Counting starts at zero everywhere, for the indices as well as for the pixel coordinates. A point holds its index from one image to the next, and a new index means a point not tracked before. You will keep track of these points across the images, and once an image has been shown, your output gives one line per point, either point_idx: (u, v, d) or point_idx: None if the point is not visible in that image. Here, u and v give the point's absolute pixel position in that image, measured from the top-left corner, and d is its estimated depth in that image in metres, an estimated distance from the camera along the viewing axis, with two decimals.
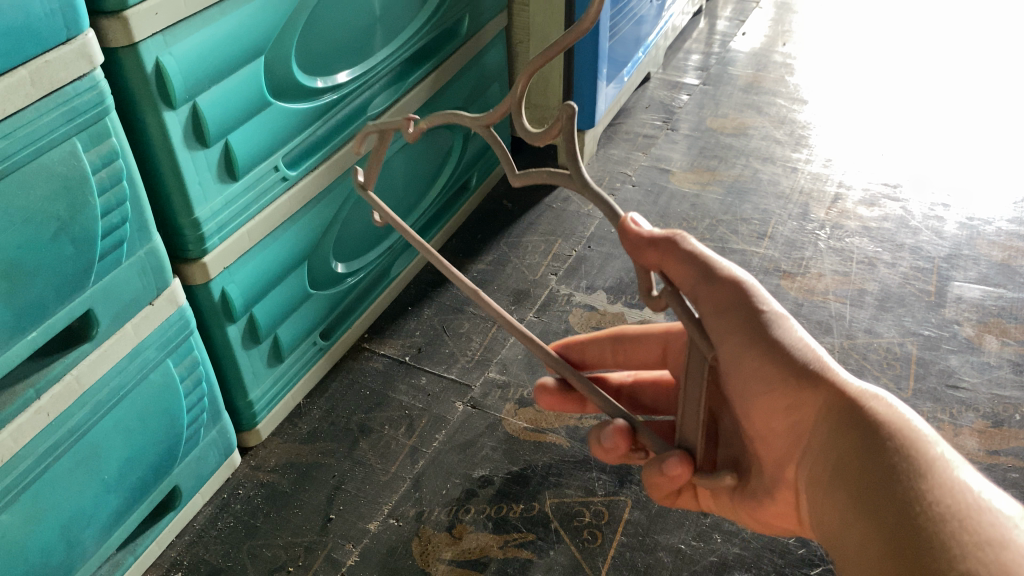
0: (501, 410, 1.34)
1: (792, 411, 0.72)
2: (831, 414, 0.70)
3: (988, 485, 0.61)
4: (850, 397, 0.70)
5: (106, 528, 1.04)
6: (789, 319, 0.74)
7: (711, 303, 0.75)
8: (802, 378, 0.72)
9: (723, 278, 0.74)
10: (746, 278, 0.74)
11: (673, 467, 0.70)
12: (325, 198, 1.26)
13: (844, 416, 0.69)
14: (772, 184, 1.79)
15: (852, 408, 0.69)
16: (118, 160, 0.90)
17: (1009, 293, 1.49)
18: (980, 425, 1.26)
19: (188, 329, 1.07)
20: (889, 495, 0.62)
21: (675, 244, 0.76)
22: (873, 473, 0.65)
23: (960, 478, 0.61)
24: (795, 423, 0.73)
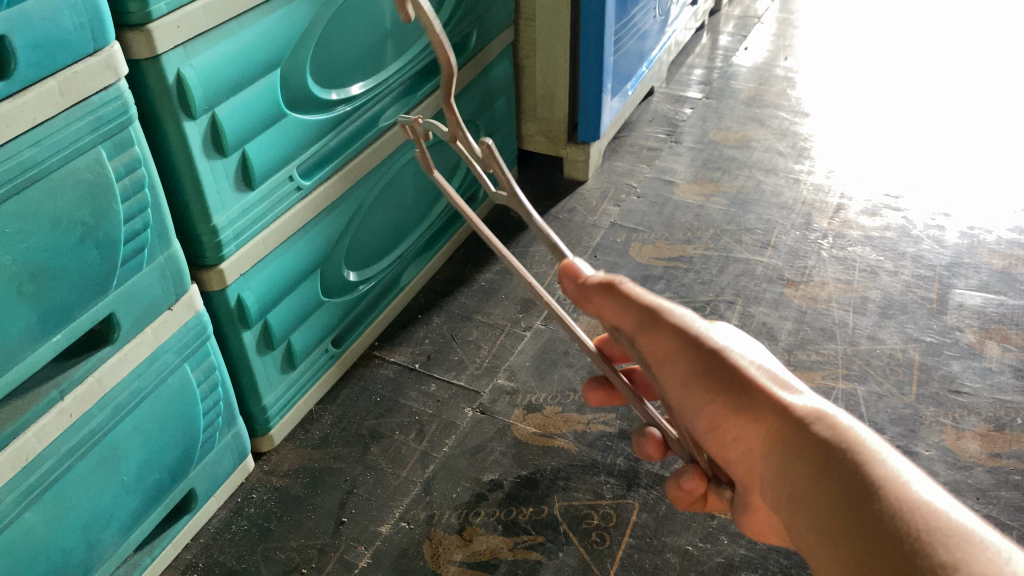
0: (510, 415, 1.36)
1: (745, 443, 0.69)
2: (778, 443, 0.67)
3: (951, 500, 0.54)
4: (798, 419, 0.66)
5: (124, 529, 1.06)
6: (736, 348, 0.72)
7: (654, 349, 0.74)
8: (748, 406, 0.69)
9: (657, 319, 0.74)
10: (685, 317, 0.73)
11: (688, 480, 0.74)
12: (338, 207, 1.29)
13: (787, 442, 0.66)
14: (775, 195, 1.81)
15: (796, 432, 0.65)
16: (140, 168, 0.93)
17: (1010, 300, 1.51)
18: (982, 429, 1.28)
19: (205, 334, 1.10)
20: (839, 518, 0.58)
21: (614, 290, 0.76)
22: (819, 495, 0.60)
23: (915, 492, 0.55)
24: (747, 456, 0.69)
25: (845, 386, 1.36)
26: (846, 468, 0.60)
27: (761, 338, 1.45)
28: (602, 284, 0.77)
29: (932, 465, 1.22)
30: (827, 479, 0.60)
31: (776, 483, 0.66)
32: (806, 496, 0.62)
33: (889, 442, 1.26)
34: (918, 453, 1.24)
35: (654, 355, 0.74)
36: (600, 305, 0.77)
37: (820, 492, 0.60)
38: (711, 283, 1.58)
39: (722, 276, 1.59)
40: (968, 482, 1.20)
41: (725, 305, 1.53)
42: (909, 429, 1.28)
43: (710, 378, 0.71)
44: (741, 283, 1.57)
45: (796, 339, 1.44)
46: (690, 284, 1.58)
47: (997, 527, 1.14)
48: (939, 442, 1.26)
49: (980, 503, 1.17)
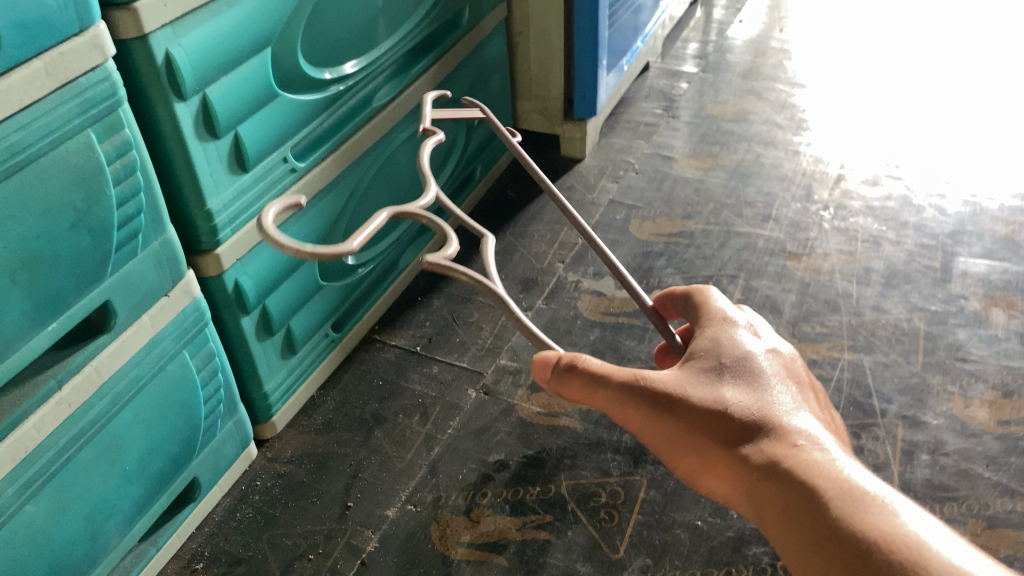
0: (513, 396, 1.35)
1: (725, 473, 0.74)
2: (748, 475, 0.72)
3: (915, 517, 0.61)
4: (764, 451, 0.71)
5: (128, 519, 1.05)
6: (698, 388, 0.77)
7: (636, 417, 0.79)
8: (720, 451, 0.74)
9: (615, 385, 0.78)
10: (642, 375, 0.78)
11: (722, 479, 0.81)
12: (334, 189, 1.27)
13: (762, 484, 0.70)
14: (774, 167, 1.79)
15: (768, 472, 0.70)
16: (131, 151, 0.91)
17: (1015, 266, 1.49)
18: (990, 396, 1.27)
19: (203, 321, 1.08)
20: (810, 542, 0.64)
21: (581, 373, 0.80)
22: (799, 519, 0.66)
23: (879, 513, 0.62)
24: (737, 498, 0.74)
25: (851, 357, 1.34)
26: (820, 506, 0.64)
27: (765, 311, 1.44)
28: (568, 369, 0.80)
29: (941, 433, 1.21)
30: (809, 524, 0.64)
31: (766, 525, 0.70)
32: (787, 519, 0.67)
33: (896, 412, 1.25)
34: (926, 422, 1.23)
35: (630, 416, 0.79)
36: (567, 386, 0.81)
37: (806, 538, 0.64)
38: (713, 258, 1.57)
39: (724, 251, 1.58)
40: (978, 450, 1.19)
41: (727, 280, 1.51)
42: (917, 398, 1.27)
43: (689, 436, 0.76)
44: (743, 257, 1.56)
45: (800, 312, 1.43)
46: (691, 259, 1.57)
47: (1009, 494, 1.13)
48: (947, 410, 1.25)
49: (990, 470, 1.16)
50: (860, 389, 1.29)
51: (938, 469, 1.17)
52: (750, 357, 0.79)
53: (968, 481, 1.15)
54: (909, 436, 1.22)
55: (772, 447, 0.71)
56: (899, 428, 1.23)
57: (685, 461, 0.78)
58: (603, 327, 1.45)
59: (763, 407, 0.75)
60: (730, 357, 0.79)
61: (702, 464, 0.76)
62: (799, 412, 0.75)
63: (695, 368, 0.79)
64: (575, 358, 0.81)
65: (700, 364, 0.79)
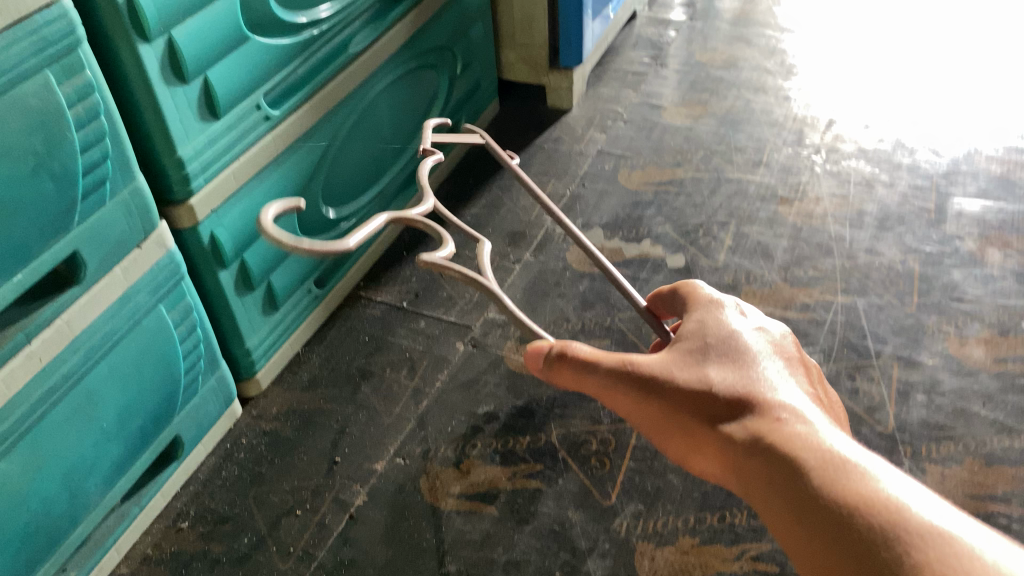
0: (502, 347, 1.33)
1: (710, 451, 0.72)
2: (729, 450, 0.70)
3: (886, 474, 0.58)
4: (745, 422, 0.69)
5: (109, 478, 1.02)
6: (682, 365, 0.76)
7: (628, 400, 0.78)
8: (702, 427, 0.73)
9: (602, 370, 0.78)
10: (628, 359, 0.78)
11: None
12: (311, 139, 1.23)
13: (742, 458, 0.67)
14: (765, 113, 1.76)
15: (750, 446, 0.67)
16: (93, 94, 0.87)
17: (1010, 205, 1.47)
18: (986, 335, 1.25)
19: (180, 274, 1.05)
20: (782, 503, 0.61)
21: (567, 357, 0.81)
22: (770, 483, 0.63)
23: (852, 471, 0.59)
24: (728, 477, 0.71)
25: (845, 300, 1.32)
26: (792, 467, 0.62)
27: (757, 257, 1.41)
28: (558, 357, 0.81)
29: (937, 373, 1.19)
30: (784, 492, 0.61)
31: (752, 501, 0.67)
32: (761, 485, 0.64)
33: (891, 353, 1.23)
34: (922, 362, 1.21)
35: (620, 400, 0.79)
36: (560, 374, 0.82)
37: (773, 498, 0.62)
38: (703, 205, 1.54)
39: (715, 198, 1.55)
40: (974, 388, 1.17)
41: (718, 226, 1.49)
42: (912, 338, 1.25)
43: (676, 415, 0.74)
44: (734, 203, 1.53)
45: (793, 257, 1.40)
46: (681, 207, 1.54)
47: (1005, 431, 1.12)
48: (943, 349, 1.23)
49: (987, 407, 1.15)
50: (854, 331, 1.27)
51: (933, 408, 1.15)
52: (737, 335, 0.77)
53: (964, 420, 1.13)
54: (905, 377, 1.20)
55: (748, 417, 0.70)
56: (895, 368, 1.21)
57: (673, 444, 0.77)
58: (593, 277, 1.42)
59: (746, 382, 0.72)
60: (718, 338, 0.77)
61: (693, 442, 0.74)
62: (783, 383, 0.73)
63: (685, 349, 0.77)
64: (563, 347, 0.81)
65: (686, 346, 0.78)
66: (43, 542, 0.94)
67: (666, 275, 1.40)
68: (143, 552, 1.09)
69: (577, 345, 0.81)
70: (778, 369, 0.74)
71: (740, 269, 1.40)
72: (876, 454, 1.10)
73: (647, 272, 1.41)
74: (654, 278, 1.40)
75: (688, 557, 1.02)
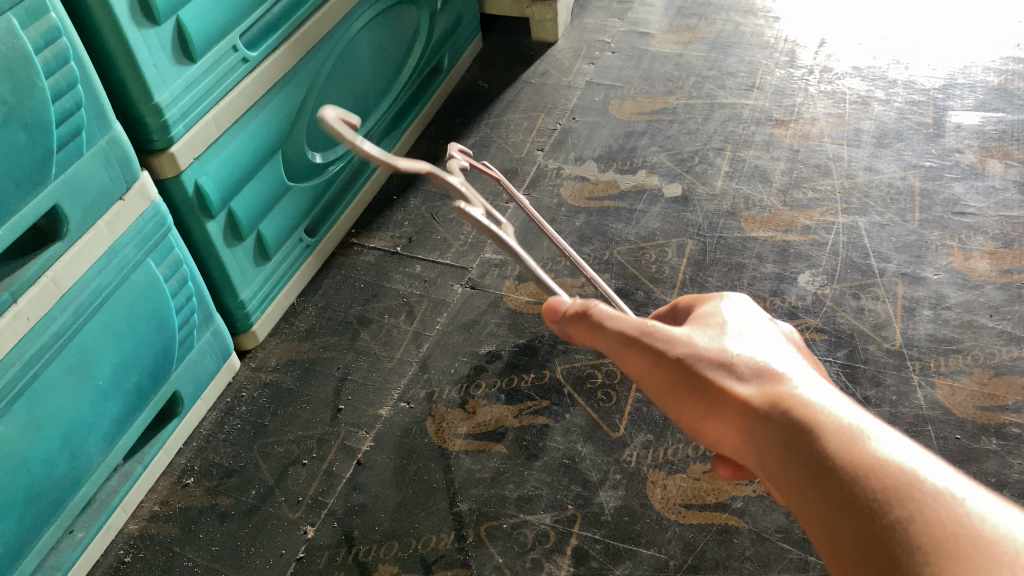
0: (501, 287, 1.30)
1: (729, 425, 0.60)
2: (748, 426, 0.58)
3: (927, 458, 0.47)
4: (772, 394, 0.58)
5: (108, 438, 1.00)
6: (704, 337, 0.65)
7: (636, 364, 0.68)
8: (721, 401, 0.61)
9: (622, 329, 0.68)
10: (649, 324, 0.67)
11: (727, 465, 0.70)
12: (291, 82, 1.18)
13: (757, 428, 0.57)
14: (755, 36, 1.72)
15: (767, 416, 0.57)
16: (61, 38, 0.82)
17: (1010, 116, 1.44)
18: (991, 247, 1.23)
19: (166, 226, 1.02)
20: (808, 489, 0.50)
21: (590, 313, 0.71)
22: (796, 465, 0.52)
23: (892, 451, 0.48)
24: (739, 454, 0.61)
25: (845, 220, 1.30)
26: (819, 443, 0.51)
27: (755, 182, 1.39)
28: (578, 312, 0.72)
29: (941, 288, 1.18)
30: (800, 463, 0.52)
31: (765, 479, 0.57)
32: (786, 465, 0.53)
33: (895, 270, 1.21)
34: (926, 278, 1.20)
35: (635, 368, 0.68)
36: (579, 329, 0.73)
37: (797, 476, 0.52)
38: (697, 132, 1.50)
39: (709, 124, 1.52)
40: (980, 301, 1.16)
41: (714, 153, 1.46)
42: (915, 255, 1.23)
43: (681, 382, 0.64)
44: (729, 129, 1.50)
45: (791, 179, 1.38)
46: (675, 136, 1.51)
47: (1014, 341, 1.11)
48: (947, 264, 1.21)
49: (994, 319, 1.13)
50: (857, 251, 1.25)
51: (940, 322, 1.14)
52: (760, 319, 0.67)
53: (972, 332, 1.12)
54: (910, 293, 1.18)
55: (772, 388, 0.59)
56: (899, 286, 1.19)
57: (686, 417, 0.65)
58: (589, 211, 1.39)
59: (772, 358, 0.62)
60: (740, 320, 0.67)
61: (697, 414, 0.64)
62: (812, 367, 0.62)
63: (702, 324, 0.68)
64: (586, 305, 0.72)
65: (708, 324, 0.67)
66: (47, 505, 0.92)
67: (663, 205, 1.38)
68: (150, 509, 1.07)
69: (601, 304, 0.71)
70: (798, 352, 0.64)
71: (738, 194, 1.37)
72: (885, 370, 1.09)
73: (643, 204, 1.39)
74: (651, 210, 1.37)
75: (700, 483, 1.01)
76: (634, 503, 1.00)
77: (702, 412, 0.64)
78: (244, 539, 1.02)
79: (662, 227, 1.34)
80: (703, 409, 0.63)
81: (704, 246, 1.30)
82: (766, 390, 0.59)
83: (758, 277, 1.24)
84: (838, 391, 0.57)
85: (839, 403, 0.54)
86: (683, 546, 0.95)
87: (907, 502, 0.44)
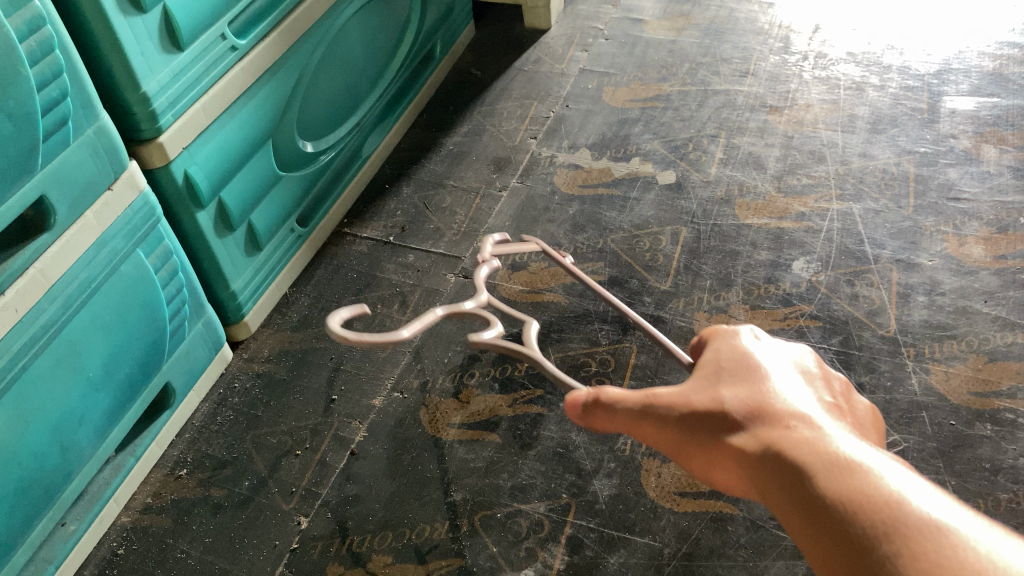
0: (494, 276, 1.29)
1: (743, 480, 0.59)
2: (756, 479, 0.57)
3: (924, 492, 0.46)
4: (768, 440, 0.56)
5: (100, 430, 1.00)
6: (699, 390, 0.63)
7: (649, 434, 0.66)
8: (725, 455, 0.60)
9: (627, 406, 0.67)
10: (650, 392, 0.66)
11: None
12: (281, 70, 1.17)
13: (761, 478, 0.56)
14: (750, 22, 1.71)
15: (768, 465, 0.55)
16: (45, 26, 0.81)
17: (1005, 101, 1.43)
18: (985, 233, 1.22)
19: (155, 216, 1.01)
20: (813, 547, 0.49)
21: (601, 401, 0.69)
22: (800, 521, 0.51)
23: (892, 489, 0.47)
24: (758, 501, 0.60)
25: (840, 206, 1.29)
26: (815, 494, 0.50)
27: (749, 169, 1.38)
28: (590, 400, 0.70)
29: (936, 274, 1.18)
30: (802, 511, 0.51)
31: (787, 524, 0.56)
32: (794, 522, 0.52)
33: (890, 257, 1.21)
34: (921, 264, 1.19)
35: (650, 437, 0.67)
36: (597, 423, 0.70)
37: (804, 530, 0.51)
38: (691, 120, 1.50)
39: (702, 111, 1.51)
40: (975, 287, 1.15)
41: (708, 140, 1.45)
42: (910, 241, 1.23)
43: (692, 443, 0.63)
44: (723, 115, 1.49)
45: (785, 166, 1.37)
46: (669, 123, 1.50)
47: (1008, 327, 1.10)
48: (942, 250, 1.21)
49: (989, 305, 1.13)
50: (851, 237, 1.25)
51: (935, 309, 1.13)
52: (752, 349, 0.64)
53: (966, 318, 1.12)
54: (904, 280, 1.18)
55: (766, 431, 0.57)
56: (894, 272, 1.19)
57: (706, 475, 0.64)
58: (583, 199, 1.38)
59: (765, 394, 0.60)
60: (732, 355, 0.64)
61: (711, 465, 0.62)
62: (810, 392, 0.60)
63: (698, 369, 0.66)
64: (596, 393, 0.69)
65: (701, 371, 0.65)
66: (38, 497, 0.92)
67: (657, 192, 1.37)
68: (143, 501, 1.07)
69: (608, 389, 0.69)
70: (799, 376, 0.61)
71: (732, 181, 1.37)
72: (879, 357, 1.09)
73: (637, 192, 1.38)
74: (644, 198, 1.37)
75: None
76: (629, 491, 1.00)
77: (716, 463, 0.62)
78: (238, 531, 1.02)
79: (656, 215, 1.34)
80: (712, 459, 0.61)
81: (698, 233, 1.30)
82: (760, 437, 0.57)
83: (752, 264, 1.23)
84: (835, 426, 0.55)
85: (836, 441, 0.53)
86: (678, 535, 0.95)
87: (894, 538, 0.44)
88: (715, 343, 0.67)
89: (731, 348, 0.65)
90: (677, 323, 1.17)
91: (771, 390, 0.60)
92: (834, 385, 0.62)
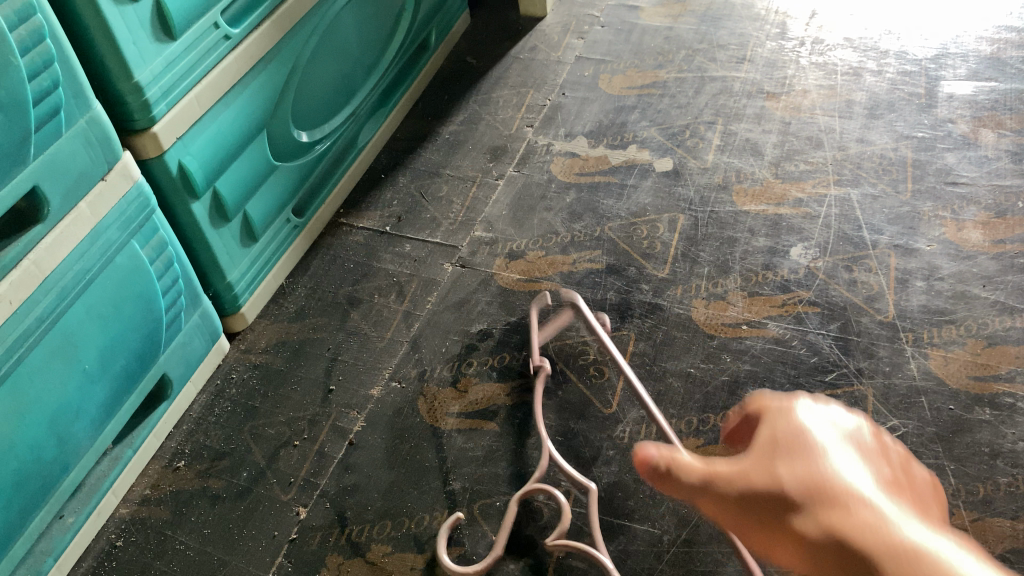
0: (491, 265, 1.29)
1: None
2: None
3: None
4: (835, 535, 0.48)
5: (97, 422, 0.99)
6: (757, 468, 0.54)
7: (713, 512, 0.58)
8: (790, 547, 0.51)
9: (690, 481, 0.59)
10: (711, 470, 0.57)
11: None
12: (275, 59, 1.16)
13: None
14: (746, 8, 1.70)
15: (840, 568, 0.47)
16: (35, 15, 0.80)
17: (1002, 85, 1.43)
18: (984, 217, 1.22)
19: (150, 207, 1.00)
20: None
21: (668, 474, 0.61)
22: None
23: None
24: None
25: (838, 192, 1.29)
26: None
27: (746, 155, 1.38)
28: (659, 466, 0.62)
29: (934, 259, 1.17)
30: None
31: None
32: None
33: (888, 242, 1.21)
34: (919, 249, 1.19)
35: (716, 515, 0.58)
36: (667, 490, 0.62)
37: None
38: (688, 106, 1.49)
39: (699, 97, 1.50)
40: (973, 271, 1.15)
41: (705, 126, 1.44)
42: (908, 227, 1.22)
43: (753, 528, 0.54)
44: (720, 102, 1.49)
45: (782, 152, 1.37)
46: (666, 110, 1.49)
47: (1007, 312, 1.10)
48: (940, 235, 1.21)
49: (987, 289, 1.13)
50: (849, 223, 1.24)
51: (933, 294, 1.13)
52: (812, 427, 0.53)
53: (964, 303, 1.12)
54: (903, 265, 1.17)
55: (834, 524, 0.48)
56: (892, 258, 1.18)
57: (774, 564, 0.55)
58: (580, 187, 1.38)
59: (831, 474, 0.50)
60: (794, 428, 0.54)
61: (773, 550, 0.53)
62: (881, 472, 0.50)
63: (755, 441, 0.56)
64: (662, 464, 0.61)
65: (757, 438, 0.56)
66: (35, 490, 0.91)
67: (654, 180, 1.37)
68: (140, 493, 1.07)
69: (676, 457, 0.61)
70: (860, 452, 0.51)
71: (729, 168, 1.36)
72: (878, 342, 1.09)
73: (634, 179, 1.37)
74: (642, 185, 1.36)
75: None
76: (628, 479, 0.99)
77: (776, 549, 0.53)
78: (236, 522, 1.02)
79: (653, 202, 1.33)
80: (774, 547, 0.52)
81: (696, 220, 1.29)
82: (827, 531, 0.48)
83: (750, 251, 1.23)
84: (922, 525, 0.45)
85: (927, 546, 0.44)
86: (677, 522, 0.95)
87: None
88: (762, 409, 0.57)
89: (789, 421, 0.54)
90: (675, 311, 1.17)
91: (830, 466, 0.50)
92: (897, 458, 0.51)
